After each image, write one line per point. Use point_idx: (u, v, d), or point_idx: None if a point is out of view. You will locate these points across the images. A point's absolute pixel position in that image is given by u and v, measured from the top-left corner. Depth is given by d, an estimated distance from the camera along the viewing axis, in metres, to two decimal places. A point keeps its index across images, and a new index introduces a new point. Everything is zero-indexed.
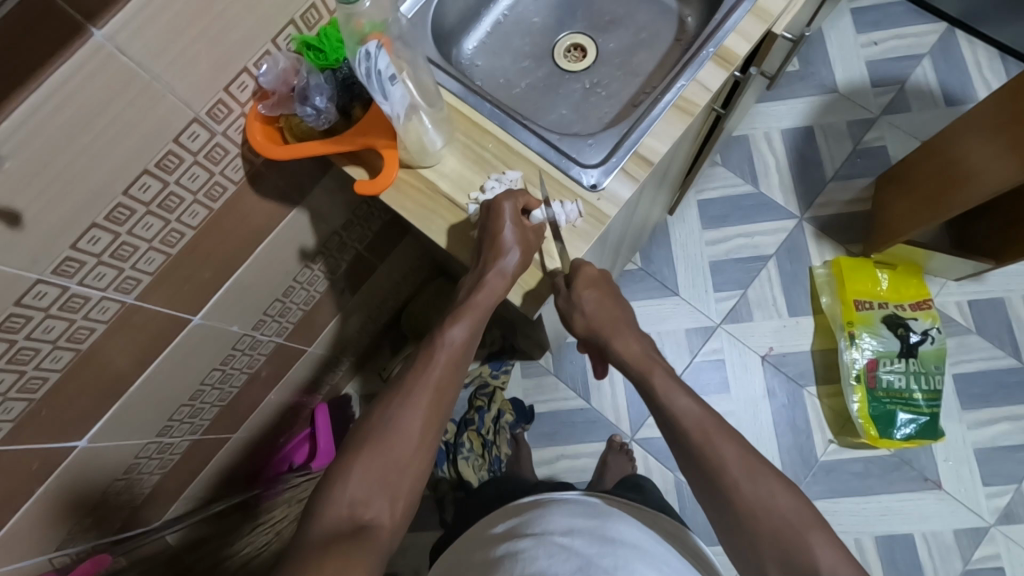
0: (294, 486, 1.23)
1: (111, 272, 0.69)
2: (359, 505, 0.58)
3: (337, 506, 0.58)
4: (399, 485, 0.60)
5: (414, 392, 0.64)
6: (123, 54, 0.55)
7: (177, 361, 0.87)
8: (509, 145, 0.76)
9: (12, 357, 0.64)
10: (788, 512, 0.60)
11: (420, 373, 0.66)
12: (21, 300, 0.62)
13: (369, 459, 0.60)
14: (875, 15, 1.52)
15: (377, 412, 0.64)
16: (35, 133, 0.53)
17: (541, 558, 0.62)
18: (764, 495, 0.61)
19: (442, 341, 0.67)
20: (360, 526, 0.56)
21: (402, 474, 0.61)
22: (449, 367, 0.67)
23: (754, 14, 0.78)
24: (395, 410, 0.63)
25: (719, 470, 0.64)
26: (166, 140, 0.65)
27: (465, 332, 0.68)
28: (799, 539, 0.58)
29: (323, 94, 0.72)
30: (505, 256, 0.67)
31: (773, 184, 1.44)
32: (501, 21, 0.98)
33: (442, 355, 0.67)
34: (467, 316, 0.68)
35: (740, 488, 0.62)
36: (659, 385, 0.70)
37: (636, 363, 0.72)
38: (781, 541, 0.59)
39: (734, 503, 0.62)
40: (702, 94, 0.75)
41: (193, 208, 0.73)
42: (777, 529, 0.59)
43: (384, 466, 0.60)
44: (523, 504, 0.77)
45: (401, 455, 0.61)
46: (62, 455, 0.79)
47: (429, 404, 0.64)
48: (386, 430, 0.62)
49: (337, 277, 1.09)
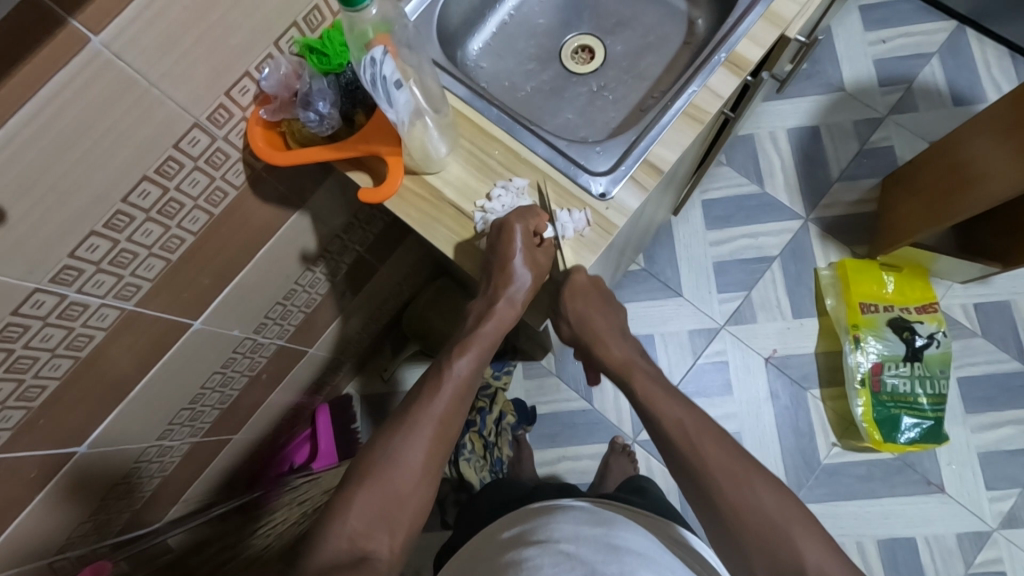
0: (297, 487, 1.23)
1: (110, 279, 0.68)
2: (359, 536, 0.58)
3: (337, 537, 0.58)
4: (399, 516, 0.60)
5: (417, 425, 0.64)
6: (120, 59, 0.54)
7: (177, 367, 0.86)
8: (516, 152, 0.74)
9: (10, 366, 0.63)
10: (773, 512, 0.59)
11: (423, 407, 0.65)
12: (19, 309, 0.60)
13: (372, 491, 0.60)
14: (884, 13, 1.50)
15: (380, 442, 0.64)
16: (30, 141, 0.52)
17: (545, 566, 0.61)
18: (747, 495, 0.61)
19: (450, 372, 0.67)
20: (360, 558, 0.57)
21: (404, 503, 0.61)
22: (454, 402, 0.66)
23: (767, 18, 0.77)
24: (398, 441, 0.63)
25: (710, 480, 0.63)
26: (165, 146, 0.63)
27: (472, 365, 0.68)
28: (783, 538, 0.58)
29: (326, 99, 0.70)
30: (514, 282, 0.68)
31: (778, 185, 1.43)
32: (506, 21, 0.96)
33: (450, 385, 0.66)
34: (473, 349, 0.68)
35: (722, 489, 0.61)
36: (671, 395, 0.69)
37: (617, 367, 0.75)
38: (766, 541, 0.58)
39: (720, 506, 0.61)
40: (712, 100, 0.74)
41: (194, 213, 0.72)
42: (763, 531, 0.59)
43: (384, 497, 0.60)
44: (532, 509, 0.76)
45: (401, 487, 0.61)
46: (61, 462, 0.77)
47: (432, 438, 0.64)
48: (386, 460, 0.62)
49: (339, 279, 1.08)
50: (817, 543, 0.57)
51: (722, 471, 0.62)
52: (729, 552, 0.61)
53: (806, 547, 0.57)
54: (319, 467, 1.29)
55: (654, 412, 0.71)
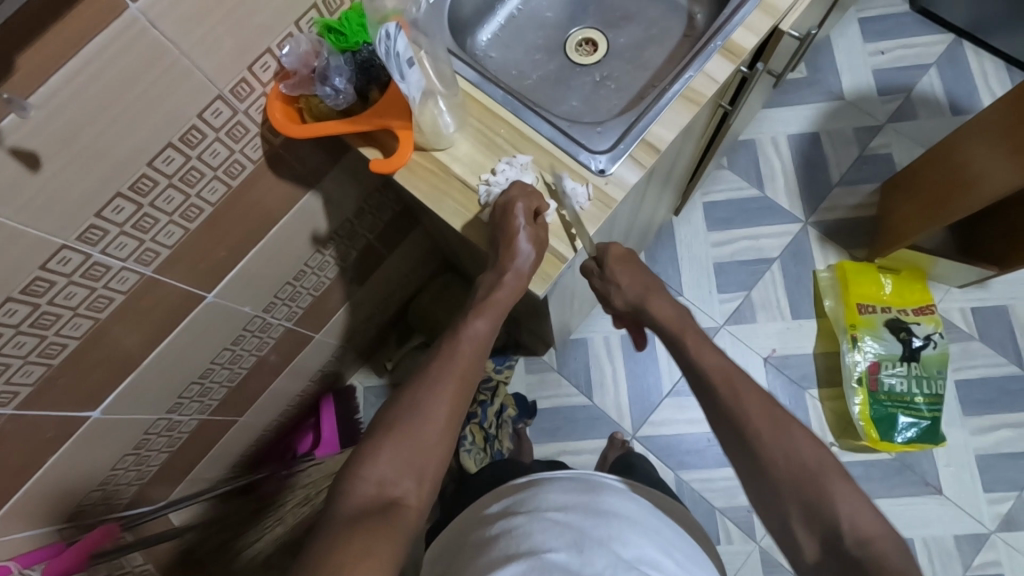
0: (303, 468, 1.22)
1: (132, 243, 0.71)
2: (388, 483, 0.60)
3: (367, 483, 0.60)
4: (426, 467, 0.62)
5: (441, 380, 0.65)
6: (154, 27, 0.58)
7: (189, 340, 0.89)
8: (521, 131, 0.78)
9: (34, 321, 0.66)
10: (808, 460, 0.60)
11: (445, 365, 0.67)
12: (46, 265, 0.64)
13: (398, 442, 0.62)
14: (883, 24, 1.54)
15: (404, 397, 0.65)
16: (69, 99, 0.55)
17: (535, 534, 0.62)
18: (785, 443, 0.61)
19: (466, 333, 0.69)
20: (387, 502, 0.58)
21: (430, 456, 0.63)
22: (473, 359, 0.68)
23: (763, 9, 0.80)
24: (423, 396, 0.64)
25: (752, 438, 0.63)
26: (190, 116, 0.67)
27: (488, 327, 0.69)
28: (818, 488, 0.58)
29: (342, 75, 0.74)
30: (520, 252, 0.69)
31: (779, 188, 1.46)
32: (515, 15, 1.00)
33: (466, 347, 0.68)
34: (488, 312, 0.69)
35: (761, 438, 0.62)
36: (683, 363, 0.72)
37: (670, 325, 0.74)
38: (801, 488, 0.59)
39: (755, 452, 0.62)
40: (708, 85, 0.77)
41: (213, 183, 0.75)
42: (798, 477, 0.59)
43: (418, 450, 0.62)
44: (515, 486, 0.77)
45: (433, 437, 0.63)
46: (76, 425, 0.80)
47: (453, 394, 0.65)
48: (411, 414, 0.63)
49: (348, 264, 1.11)
50: (854, 493, 0.57)
51: (756, 417, 0.63)
52: (768, 506, 0.62)
53: (844, 502, 0.57)
54: (321, 454, 1.30)
55: None
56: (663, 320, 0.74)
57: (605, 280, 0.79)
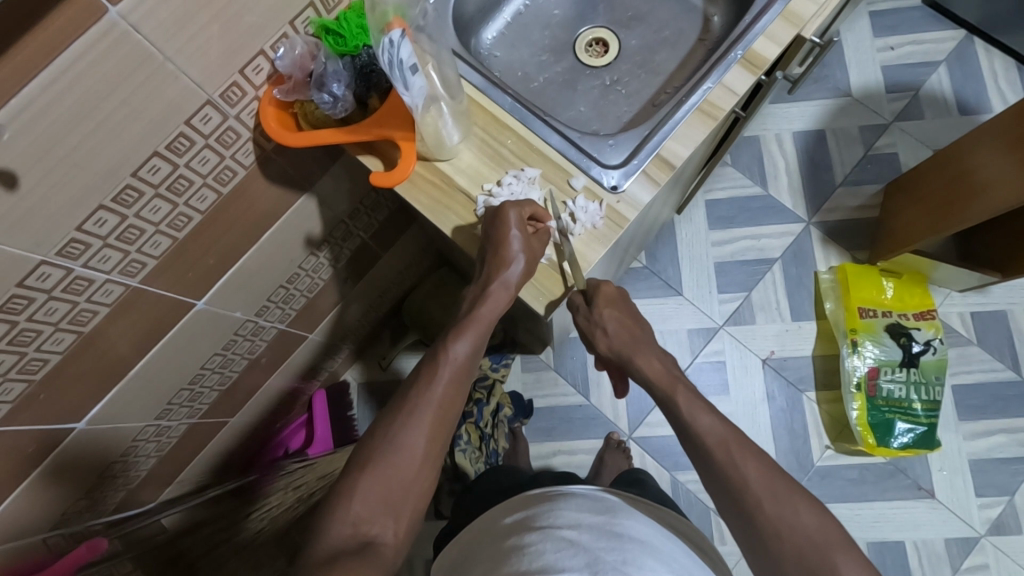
0: (293, 471, 1.20)
1: (116, 255, 0.67)
2: (364, 521, 0.58)
3: (343, 524, 0.57)
4: (405, 502, 0.60)
5: (416, 409, 0.63)
6: (136, 33, 0.53)
7: (177, 348, 0.85)
8: (529, 142, 0.75)
9: (12, 339, 0.63)
10: (815, 533, 0.58)
11: (422, 393, 0.64)
12: (24, 282, 0.60)
13: (378, 481, 0.60)
14: (893, 19, 1.51)
15: (381, 427, 0.63)
16: (42, 113, 0.51)
17: (548, 552, 0.62)
18: (788, 515, 0.59)
19: (446, 356, 0.66)
20: (365, 543, 0.56)
21: (408, 490, 0.61)
22: (451, 387, 0.65)
23: (785, 17, 0.77)
24: (400, 427, 0.62)
25: (742, 491, 0.62)
26: (178, 122, 0.63)
27: (469, 348, 0.67)
28: (825, 563, 0.56)
29: (340, 81, 0.71)
30: (510, 266, 0.67)
31: (782, 187, 1.43)
32: (521, 11, 0.96)
33: (447, 369, 0.66)
34: (470, 332, 0.68)
35: (765, 510, 0.60)
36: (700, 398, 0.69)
37: (659, 382, 0.71)
38: (807, 562, 0.57)
39: (759, 525, 0.60)
40: (727, 97, 0.74)
41: (202, 191, 0.71)
42: (805, 554, 0.57)
43: (387, 489, 0.60)
44: (535, 496, 0.76)
45: (408, 473, 0.61)
46: (60, 438, 0.77)
47: (433, 425, 0.63)
48: (390, 448, 0.61)
49: (340, 265, 1.07)
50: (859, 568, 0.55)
51: (747, 472, 0.62)
52: (766, 568, 0.60)
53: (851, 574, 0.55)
54: (314, 453, 1.29)
55: (672, 412, 0.70)
56: (652, 377, 0.71)
57: (593, 323, 0.74)
